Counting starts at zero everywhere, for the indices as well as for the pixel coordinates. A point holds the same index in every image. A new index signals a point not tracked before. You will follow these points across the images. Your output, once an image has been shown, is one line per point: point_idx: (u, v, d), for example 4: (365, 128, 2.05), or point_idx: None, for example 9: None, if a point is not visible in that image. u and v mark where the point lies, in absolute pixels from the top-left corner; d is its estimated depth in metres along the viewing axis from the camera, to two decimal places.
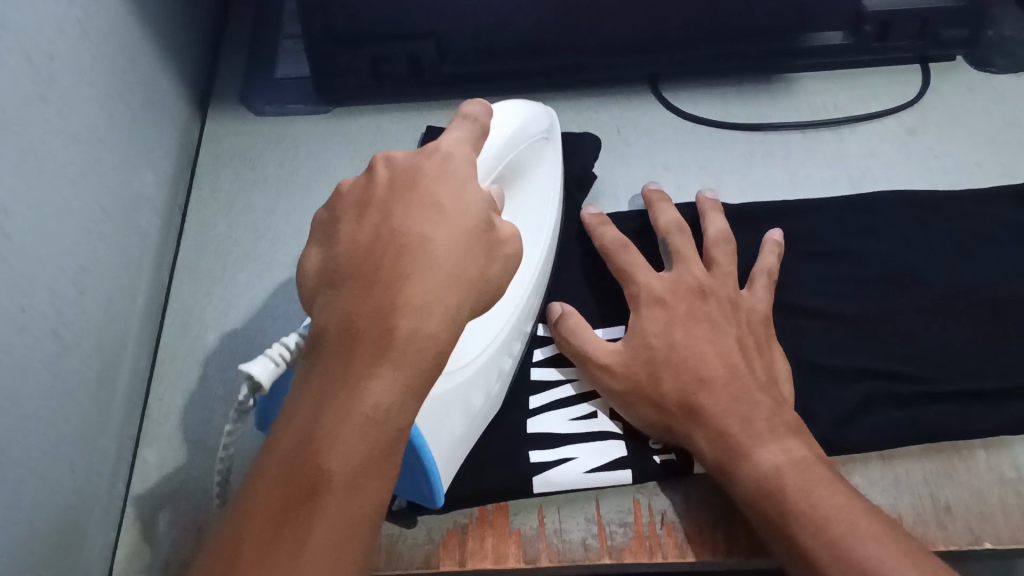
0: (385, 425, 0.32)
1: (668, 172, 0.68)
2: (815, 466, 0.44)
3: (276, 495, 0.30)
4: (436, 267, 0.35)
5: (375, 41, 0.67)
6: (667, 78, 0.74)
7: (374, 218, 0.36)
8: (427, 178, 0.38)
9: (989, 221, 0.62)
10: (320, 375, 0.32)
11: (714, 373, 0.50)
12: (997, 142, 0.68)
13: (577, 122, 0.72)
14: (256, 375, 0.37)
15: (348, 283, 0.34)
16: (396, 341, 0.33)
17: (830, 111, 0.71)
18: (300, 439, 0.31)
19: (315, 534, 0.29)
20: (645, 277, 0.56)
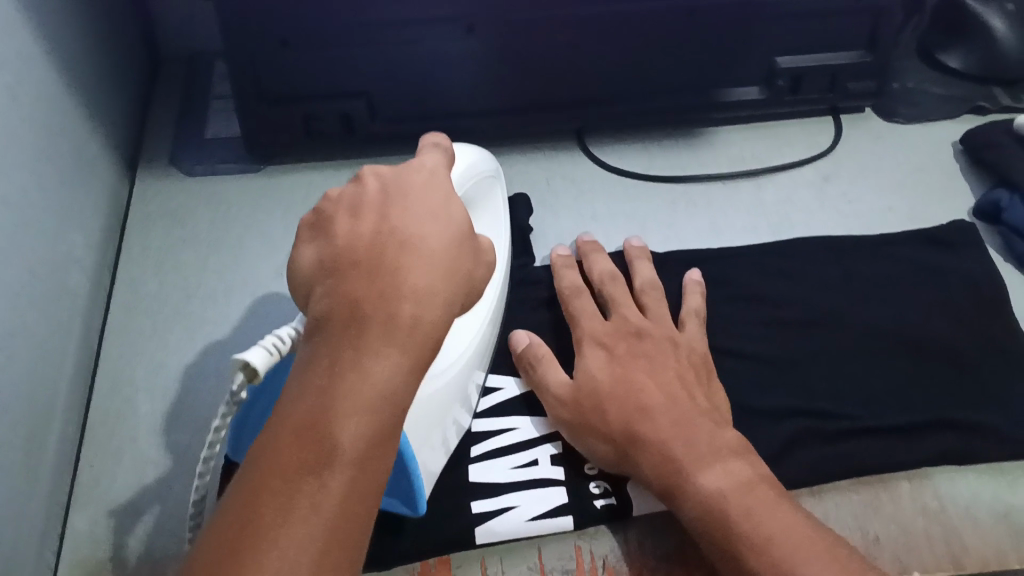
0: (393, 402, 0.32)
1: (597, 222, 0.70)
2: (760, 491, 0.46)
3: (300, 457, 0.29)
4: (431, 257, 0.36)
5: (308, 100, 0.68)
6: (592, 131, 0.76)
7: (375, 208, 0.37)
8: (427, 185, 0.39)
9: (900, 263, 0.66)
10: (330, 346, 0.32)
11: (655, 403, 0.51)
12: (905, 188, 0.72)
13: (508, 175, 0.73)
14: (252, 360, 0.38)
15: (339, 271, 0.35)
16: (400, 322, 0.33)
17: (749, 162, 0.74)
18: (315, 409, 0.30)
19: (330, 503, 0.29)
20: (588, 322, 0.58)
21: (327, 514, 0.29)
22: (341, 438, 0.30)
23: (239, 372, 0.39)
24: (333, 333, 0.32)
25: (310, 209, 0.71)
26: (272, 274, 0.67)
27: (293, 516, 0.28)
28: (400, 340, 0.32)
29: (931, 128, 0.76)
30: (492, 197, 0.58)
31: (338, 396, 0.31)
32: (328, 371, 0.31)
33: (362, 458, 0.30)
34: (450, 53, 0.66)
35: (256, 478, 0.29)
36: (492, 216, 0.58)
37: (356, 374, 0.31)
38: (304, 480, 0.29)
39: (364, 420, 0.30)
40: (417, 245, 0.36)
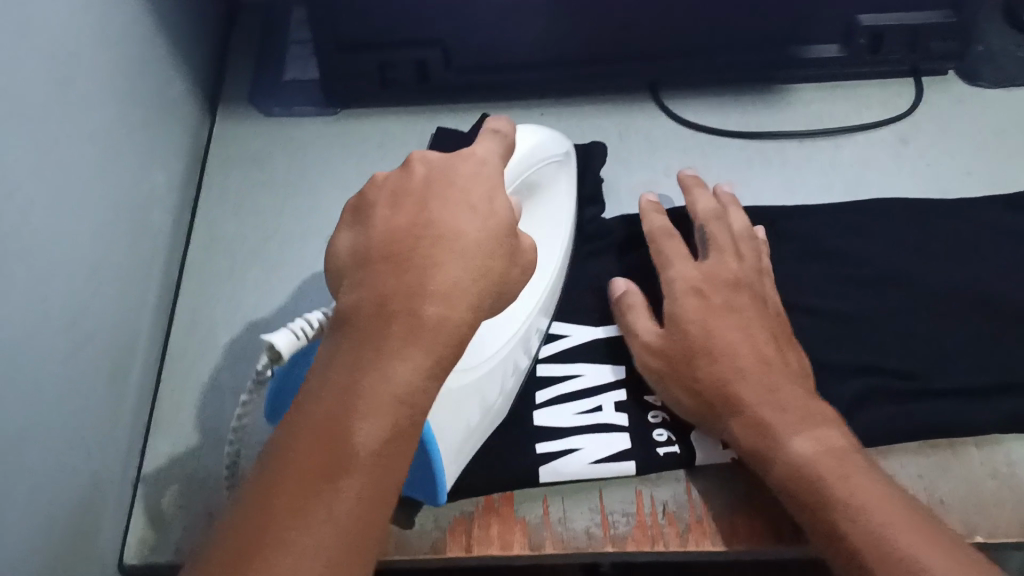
0: (413, 403, 0.33)
1: (668, 176, 0.69)
2: (850, 462, 0.45)
3: (313, 458, 0.31)
4: (463, 254, 0.37)
5: (383, 46, 0.68)
6: (667, 85, 0.75)
7: (416, 198, 0.38)
8: (473, 177, 0.40)
9: (979, 227, 0.64)
10: (354, 343, 0.34)
11: (752, 362, 0.51)
12: (987, 153, 0.70)
13: (580, 127, 0.73)
14: (277, 344, 0.41)
15: (372, 266, 0.36)
16: (424, 323, 0.34)
17: (825, 121, 0.73)
18: (334, 409, 0.32)
19: (340, 509, 0.30)
20: (680, 267, 0.57)
21: (338, 515, 0.30)
22: (356, 439, 0.31)
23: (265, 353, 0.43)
24: (359, 333, 0.34)
25: (383, 155, 0.71)
26: None
27: (306, 516, 0.30)
28: (422, 341, 0.34)
29: (1016, 92, 0.74)
30: (554, 178, 0.58)
31: (354, 396, 0.32)
32: (349, 374, 0.33)
33: (374, 461, 0.31)
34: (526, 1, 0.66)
35: (275, 475, 0.31)
36: (554, 196, 0.58)
37: (375, 378, 0.33)
38: (316, 482, 0.30)
39: (380, 421, 0.32)
40: (450, 241, 0.37)
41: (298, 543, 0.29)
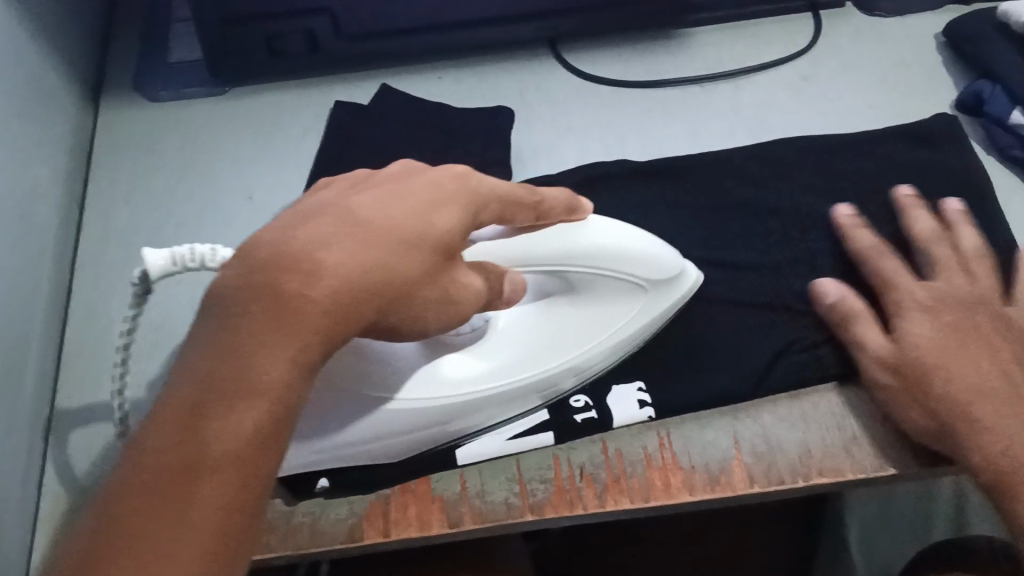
0: (276, 397, 0.32)
1: (572, 133, 0.68)
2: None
3: (174, 454, 0.31)
4: (356, 245, 0.36)
5: (270, 19, 0.66)
6: (565, 39, 0.74)
7: (340, 199, 0.38)
8: (409, 189, 0.39)
9: (880, 162, 0.64)
10: (216, 328, 0.33)
11: (996, 387, 0.49)
12: (887, 85, 0.70)
13: (479, 87, 0.71)
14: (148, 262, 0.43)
15: (261, 245, 0.35)
16: (291, 311, 0.33)
17: (725, 63, 0.72)
18: (197, 405, 0.31)
19: (198, 505, 0.30)
20: (907, 286, 0.54)
21: (199, 514, 0.30)
22: (212, 436, 0.31)
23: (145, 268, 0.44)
24: (232, 315, 0.33)
25: (279, 132, 0.69)
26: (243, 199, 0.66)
27: (171, 519, 0.29)
28: (286, 327, 0.33)
29: (911, 21, 0.74)
30: (629, 295, 0.53)
31: (217, 383, 0.32)
32: (213, 358, 0.32)
33: (234, 456, 0.31)
34: None
35: (135, 478, 0.30)
36: (610, 302, 0.53)
37: (237, 362, 0.32)
38: (177, 482, 0.30)
39: (239, 420, 0.31)
40: (351, 232, 0.36)
41: (156, 541, 0.29)
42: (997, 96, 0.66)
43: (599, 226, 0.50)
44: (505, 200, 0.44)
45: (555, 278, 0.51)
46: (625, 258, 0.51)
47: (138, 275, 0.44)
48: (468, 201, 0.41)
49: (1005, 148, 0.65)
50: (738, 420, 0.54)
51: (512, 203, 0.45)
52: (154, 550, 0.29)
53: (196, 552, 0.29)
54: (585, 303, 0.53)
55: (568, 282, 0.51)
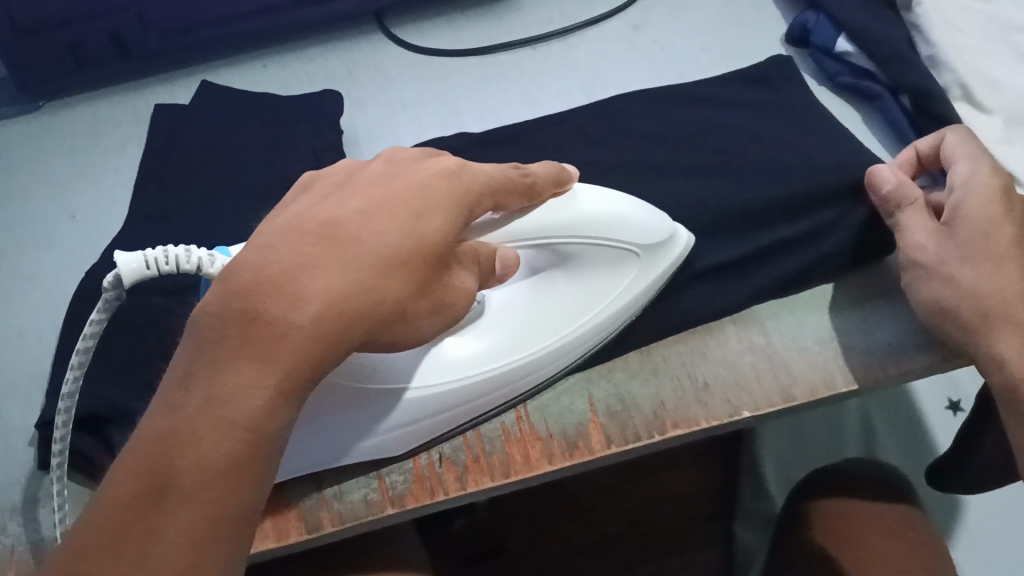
0: (253, 426, 0.31)
1: (407, 110, 0.68)
2: (1019, 306, 0.45)
3: (137, 483, 0.29)
4: (349, 251, 0.33)
5: (68, 25, 0.64)
6: (392, 12, 0.73)
7: (319, 206, 0.35)
8: (394, 194, 0.36)
9: (713, 105, 0.65)
10: (193, 351, 0.31)
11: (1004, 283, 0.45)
12: (716, 26, 0.71)
13: (309, 72, 0.70)
14: (118, 270, 0.38)
15: (244, 254, 0.33)
16: (270, 329, 0.31)
17: (555, 21, 0.72)
18: (167, 432, 0.30)
19: (166, 539, 0.28)
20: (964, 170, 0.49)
21: (162, 548, 0.28)
22: (186, 464, 0.29)
23: (116, 274, 0.39)
24: (213, 334, 0.31)
25: (99, 145, 0.68)
26: (65, 221, 0.64)
27: (119, 551, 0.28)
28: (265, 351, 0.31)
29: None
30: (620, 265, 0.52)
31: (193, 406, 0.30)
32: (184, 383, 0.30)
33: (207, 487, 0.29)
34: None
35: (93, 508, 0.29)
36: (599, 279, 0.53)
37: (211, 394, 0.30)
38: (138, 510, 0.28)
39: (212, 450, 0.30)
40: (338, 246, 0.33)
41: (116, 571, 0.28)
42: (820, 24, 0.66)
43: (593, 198, 0.50)
44: (500, 190, 0.42)
45: (546, 252, 0.51)
46: (610, 230, 0.50)
47: (108, 282, 0.39)
48: (457, 202, 0.38)
49: (836, 76, 0.67)
50: (591, 384, 0.54)
51: (506, 188, 0.43)
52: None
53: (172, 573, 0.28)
54: (579, 281, 0.53)
55: (559, 255, 0.51)
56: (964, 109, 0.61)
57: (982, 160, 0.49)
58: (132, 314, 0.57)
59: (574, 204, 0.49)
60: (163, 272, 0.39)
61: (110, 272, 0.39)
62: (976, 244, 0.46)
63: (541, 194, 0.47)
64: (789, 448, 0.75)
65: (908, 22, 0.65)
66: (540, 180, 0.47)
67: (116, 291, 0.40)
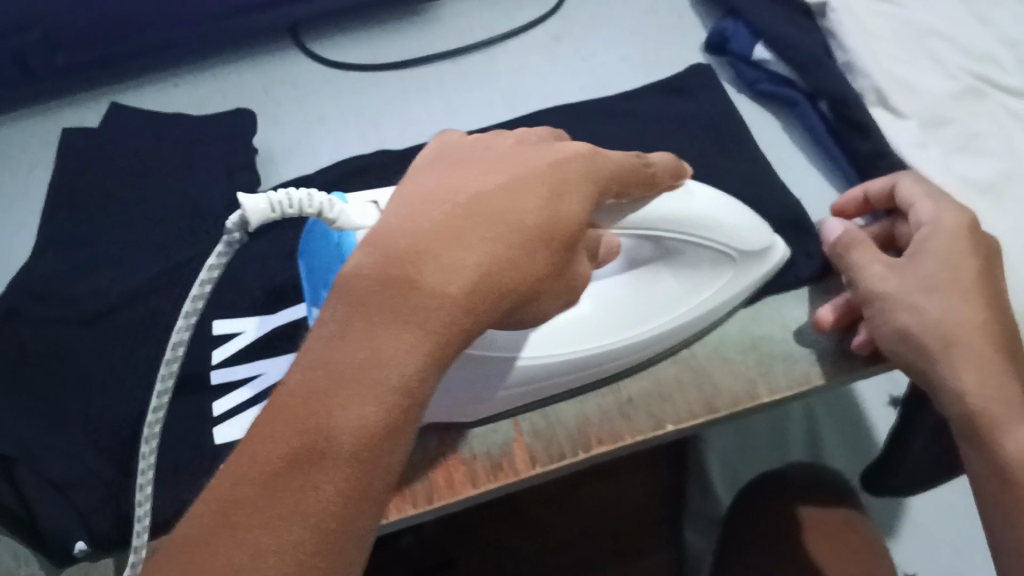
0: (410, 391, 0.30)
1: (326, 126, 0.66)
2: (979, 340, 0.41)
3: (291, 445, 0.28)
4: (493, 223, 0.33)
5: None
6: (309, 26, 0.72)
7: (458, 177, 0.34)
8: (534, 170, 0.35)
9: (634, 116, 0.65)
10: (347, 311, 0.30)
11: (970, 316, 0.42)
12: (636, 35, 0.71)
13: (224, 89, 0.68)
14: (248, 209, 0.33)
15: (391, 223, 0.32)
16: (422, 296, 0.30)
17: (476, 33, 0.71)
18: (316, 392, 0.29)
19: (316, 501, 0.28)
20: (927, 211, 0.47)
21: (310, 513, 0.28)
22: (335, 431, 0.28)
23: (236, 215, 0.34)
24: (373, 294, 0.30)
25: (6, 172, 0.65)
26: None
27: (275, 511, 0.27)
28: (419, 319, 0.30)
29: None
30: (716, 267, 0.51)
31: (341, 370, 0.29)
32: (336, 343, 0.30)
33: (357, 453, 0.29)
34: None
35: (230, 471, 0.28)
36: (694, 271, 0.51)
37: (365, 355, 0.29)
38: (287, 472, 0.28)
39: (365, 415, 0.29)
40: (485, 221, 0.32)
41: (267, 532, 0.27)
42: (739, 32, 0.67)
43: (711, 195, 0.48)
44: (623, 176, 0.39)
45: (649, 245, 0.49)
46: (724, 227, 0.49)
47: (232, 222, 0.34)
48: (592, 186, 0.36)
49: (754, 83, 0.67)
50: None
51: (628, 176, 0.40)
52: (271, 538, 0.27)
53: (311, 538, 0.27)
54: (684, 268, 0.51)
55: (662, 249, 0.50)
56: (880, 114, 0.61)
57: (946, 200, 0.47)
58: (37, 348, 0.55)
59: (695, 201, 0.47)
60: (285, 215, 0.35)
61: (232, 213, 0.34)
62: (940, 274, 0.43)
63: (652, 190, 0.44)
64: (736, 449, 0.76)
65: (824, 29, 0.65)
66: (660, 175, 0.44)
67: (237, 234, 0.35)
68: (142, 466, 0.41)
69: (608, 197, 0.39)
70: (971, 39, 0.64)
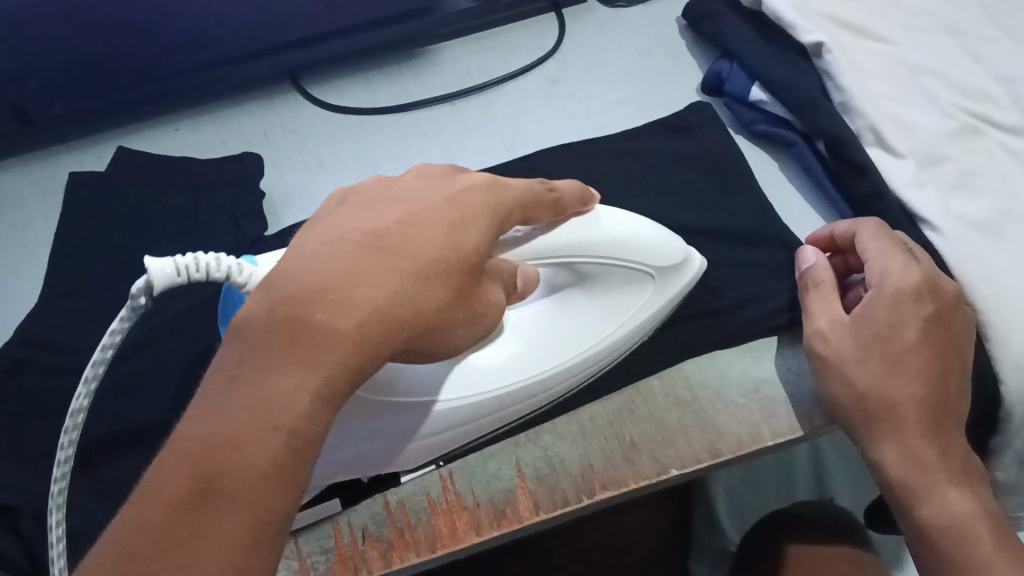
0: (308, 422, 0.33)
1: (324, 171, 0.67)
2: (908, 416, 0.47)
3: (186, 485, 0.31)
4: (387, 266, 0.36)
5: None
6: (307, 70, 0.72)
7: (357, 218, 0.38)
8: (427, 212, 0.39)
9: (633, 154, 0.65)
10: (241, 355, 0.33)
11: (911, 389, 0.47)
12: (633, 77, 0.72)
13: (224, 134, 0.69)
14: (155, 274, 0.36)
15: (291, 271, 0.35)
16: (311, 336, 0.34)
17: (473, 76, 0.72)
18: (213, 434, 0.32)
19: (224, 526, 0.31)
20: (881, 263, 0.51)
21: (215, 539, 0.30)
22: (232, 464, 0.31)
23: (143, 280, 0.37)
24: (262, 337, 0.34)
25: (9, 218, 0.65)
26: None
27: (193, 532, 0.30)
28: (307, 357, 0.33)
29: (651, 8, 0.78)
30: (634, 285, 0.53)
31: (235, 413, 0.32)
32: (226, 388, 0.33)
33: (259, 483, 0.31)
34: (121, 29, 0.61)
35: (139, 501, 0.31)
36: (610, 294, 0.53)
37: (262, 395, 0.33)
38: (192, 505, 0.30)
39: (260, 453, 0.32)
40: (383, 256, 0.37)
41: (175, 562, 0.30)
42: (735, 74, 0.68)
43: (615, 220, 0.51)
44: (529, 202, 0.44)
45: (563, 271, 0.51)
46: (639, 245, 0.51)
47: (136, 289, 0.37)
48: (490, 213, 0.41)
49: (750, 124, 0.68)
50: (517, 448, 0.53)
51: (534, 202, 0.45)
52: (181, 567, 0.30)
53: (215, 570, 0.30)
54: (604, 290, 0.53)
55: (575, 275, 0.52)
56: (877, 153, 0.62)
57: (897, 257, 0.50)
58: (41, 396, 0.54)
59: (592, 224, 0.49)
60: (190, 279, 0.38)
61: (137, 279, 0.37)
62: (877, 345, 0.48)
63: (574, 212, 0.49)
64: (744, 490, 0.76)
65: (820, 68, 0.66)
66: (573, 194, 0.48)
67: (143, 299, 0.38)
68: (50, 508, 0.42)
69: (512, 223, 0.43)
70: (964, 76, 0.65)
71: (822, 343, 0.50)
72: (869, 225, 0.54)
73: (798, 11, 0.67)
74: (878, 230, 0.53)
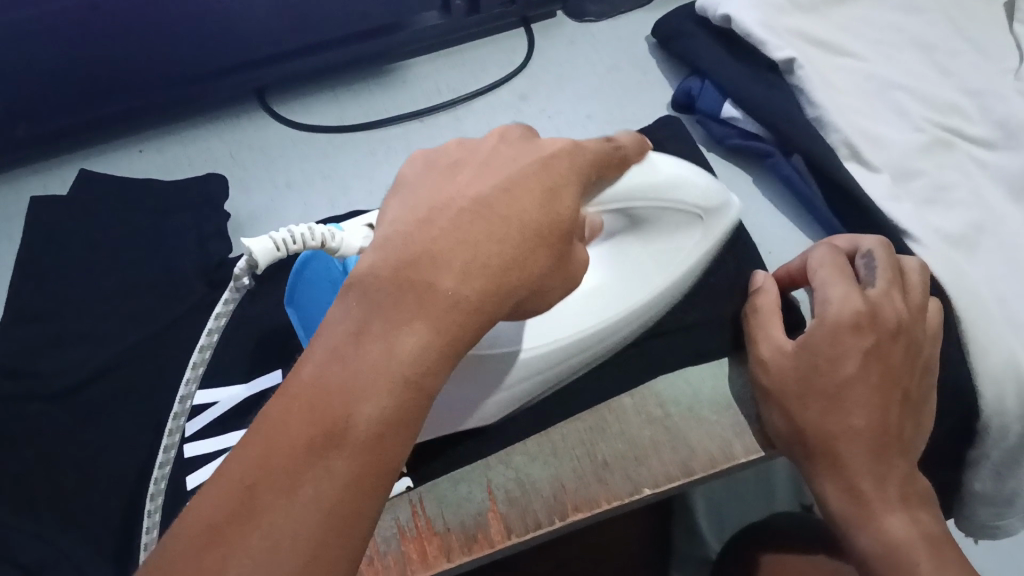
0: (420, 380, 0.33)
1: (291, 191, 0.66)
2: (851, 448, 0.46)
3: (306, 433, 0.31)
4: (496, 233, 0.36)
5: None
6: (274, 89, 0.72)
7: (455, 185, 0.38)
8: (528, 174, 0.39)
9: None
10: (364, 312, 0.34)
11: (855, 422, 0.47)
12: (603, 92, 0.72)
13: (191, 153, 0.68)
14: (253, 250, 0.42)
15: (401, 239, 0.36)
16: (436, 296, 0.34)
17: (442, 93, 0.72)
18: (339, 384, 0.32)
19: (334, 478, 0.30)
20: (823, 294, 0.50)
21: (327, 486, 0.30)
22: (353, 418, 0.31)
23: (244, 259, 0.43)
24: (389, 296, 0.34)
25: None
26: None
27: (295, 488, 0.30)
28: (431, 316, 0.34)
29: (619, 24, 0.78)
30: (687, 225, 0.55)
31: (357, 370, 0.32)
32: (352, 344, 0.33)
33: (373, 439, 0.31)
34: (88, 51, 0.60)
35: (247, 447, 0.31)
36: (668, 233, 0.56)
37: (382, 353, 0.33)
38: (309, 455, 0.30)
39: (381, 407, 0.32)
40: (486, 222, 0.37)
41: (284, 510, 0.29)
42: (706, 91, 0.68)
43: (665, 163, 0.52)
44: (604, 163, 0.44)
45: (621, 218, 0.52)
46: (690, 187, 0.53)
47: (243, 265, 0.43)
48: (580, 176, 0.41)
49: (724, 139, 0.68)
50: (489, 468, 0.52)
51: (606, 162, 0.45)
52: (289, 514, 0.29)
53: (323, 520, 0.30)
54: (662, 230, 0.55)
55: (632, 221, 0.53)
56: (852, 168, 0.62)
57: (840, 286, 0.50)
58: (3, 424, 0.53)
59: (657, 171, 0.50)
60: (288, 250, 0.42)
61: (242, 260, 0.43)
62: (817, 381, 0.48)
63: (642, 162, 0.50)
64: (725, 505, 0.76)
65: (792, 84, 0.65)
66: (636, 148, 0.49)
67: (246, 279, 0.44)
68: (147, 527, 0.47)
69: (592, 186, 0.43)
70: (933, 90, 0.65)
71: (766, 376, 0.50)
72: (820, 253, 0.53)
73: (767, 25, 0.66)
74: (826, 255, 0.53)
